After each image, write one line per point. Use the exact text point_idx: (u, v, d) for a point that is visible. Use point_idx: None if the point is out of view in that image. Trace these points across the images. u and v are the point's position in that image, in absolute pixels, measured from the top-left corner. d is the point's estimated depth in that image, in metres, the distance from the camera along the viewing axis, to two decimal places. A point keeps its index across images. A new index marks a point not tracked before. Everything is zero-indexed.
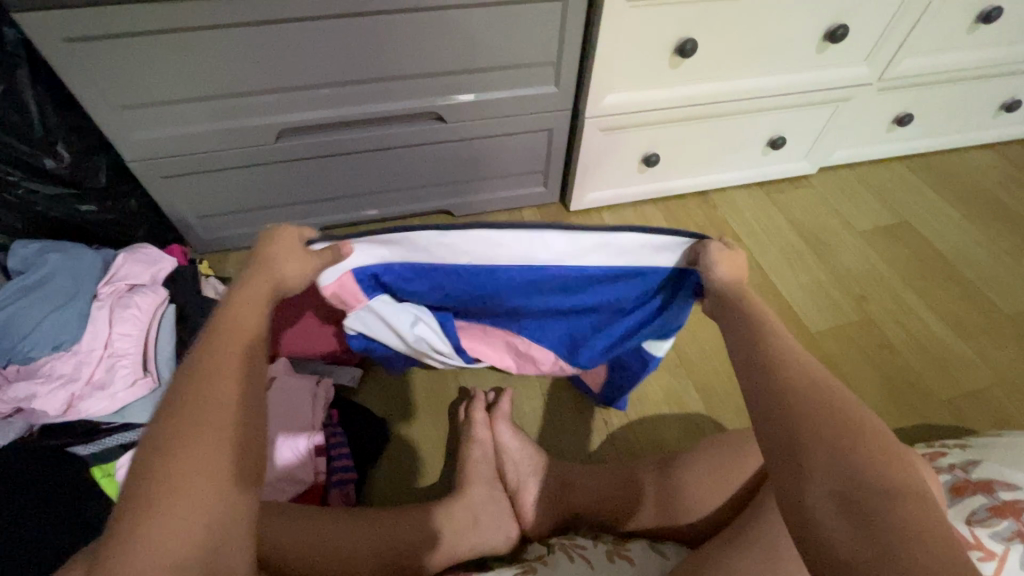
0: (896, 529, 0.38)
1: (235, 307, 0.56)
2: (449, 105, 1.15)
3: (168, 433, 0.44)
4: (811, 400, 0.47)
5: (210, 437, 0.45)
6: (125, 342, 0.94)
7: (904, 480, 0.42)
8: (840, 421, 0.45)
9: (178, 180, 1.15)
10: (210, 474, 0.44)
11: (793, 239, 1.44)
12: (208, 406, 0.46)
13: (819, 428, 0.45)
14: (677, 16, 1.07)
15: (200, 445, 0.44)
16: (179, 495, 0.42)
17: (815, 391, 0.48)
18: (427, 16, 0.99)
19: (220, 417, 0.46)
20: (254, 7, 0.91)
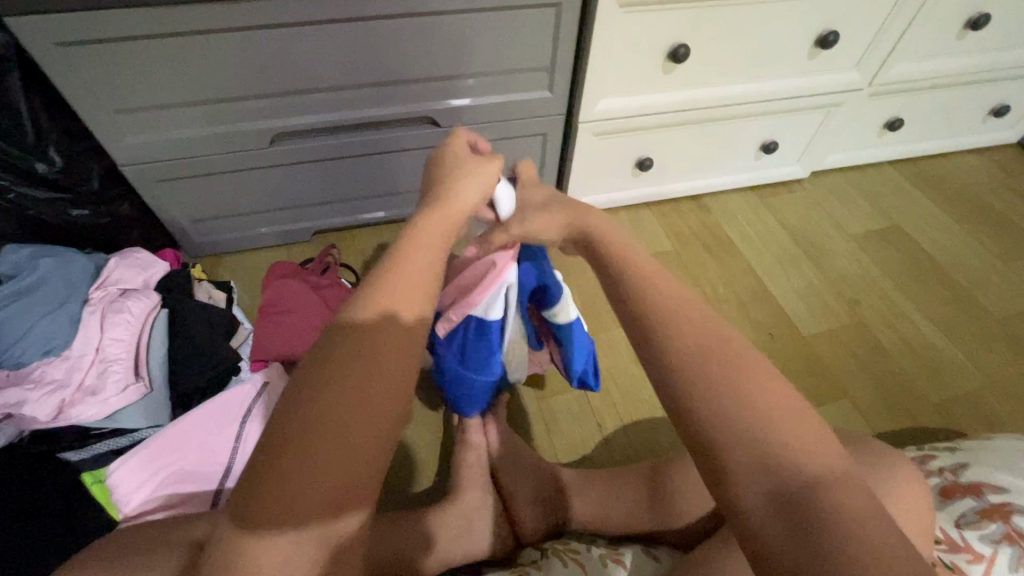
0: (821, 534, 0.34)
1: (404, 239, 0.46)
2: (443, 110, 1.16)
3: (312, 415, 0.36)
4: (715, 398, 0.40)
5: (336, 449, 0.35)
6: (117, 347, 0.94)
7: (832, 464, 0.38)
8: (753, 417, 0.39)
9: (171, 184, 1.15)
10: (327, 451, 0.35)
11: (785, 243, 1.45)
12: (353, 392, 0.36)
13: (731, 429, 0.39)
14: (670, 22, 1.08)
15: (330, 415, 0.36)
16: (281, 464, 0.35)
17: (719, 381, 0.40)
18: (422, 22, 0.99)
19: (346, 430, 0.36)
20: (249, 12, 0.91)
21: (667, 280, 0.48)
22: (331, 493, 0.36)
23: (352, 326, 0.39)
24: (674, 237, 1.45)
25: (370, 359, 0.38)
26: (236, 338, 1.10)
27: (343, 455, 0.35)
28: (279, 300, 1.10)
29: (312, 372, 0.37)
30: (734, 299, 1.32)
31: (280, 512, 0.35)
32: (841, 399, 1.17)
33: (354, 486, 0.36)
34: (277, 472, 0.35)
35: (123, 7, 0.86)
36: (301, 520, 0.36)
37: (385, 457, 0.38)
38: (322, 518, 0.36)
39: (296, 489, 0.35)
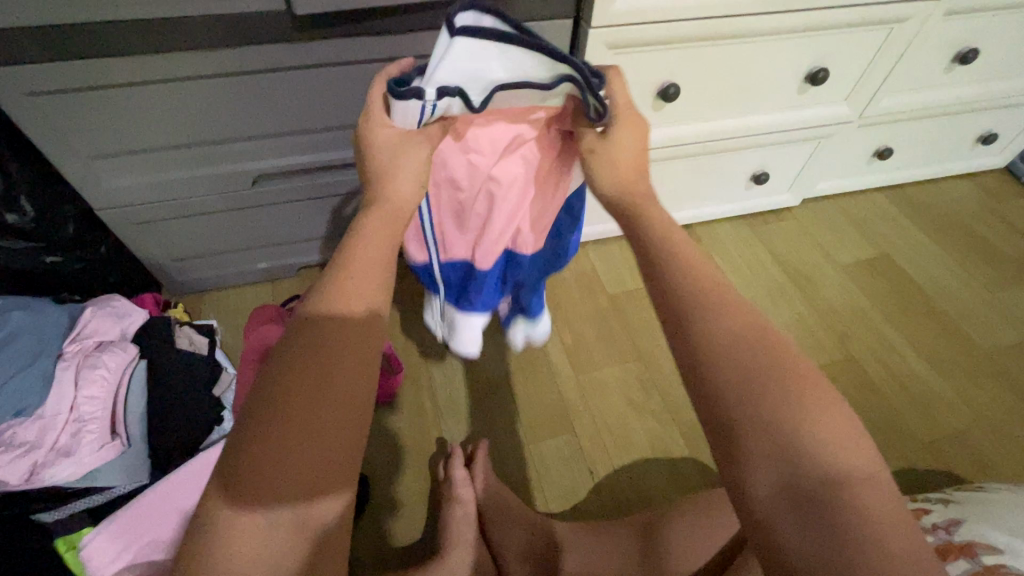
0: (844, 533, 0.37)
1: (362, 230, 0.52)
2: None
3: (270, 414, 0.40)
4: (744, 386, 0.42)
5: (302, 455, 0.40)
6: (93, 404, 0.91)
7: (860, 466, 0.39)
8: (787, 411, 0.41)
9: (151, 226, 1.12)
10: (304, 430, 0.40)
11: (777, 274, 1.44)
12: (316, 380, 0.42)
13: (763, 417, 0.41)
14: (660, 62, 1.07)
15: (296, 404, 0.40)
16: (267, 445, 0.39)
17: (757, 372, 0.42)
18: (407, 65, 0.96)
19: (308, 435, 0.40)
20: (226, 59, 0.88)
21: (701, 265, 0.50)
22: (310, 470, 0.40)
23: (309, 330, 0.44)
24: None
25: (324, 354, 0.43)
26: (218, 385, 1.08)
27: (314, 434, 0.40)
28: (260, 348, 1.06)
29: (283, 371, 0.42)
30: None
31: (245, 498, 0.39)
32: None
33: (321, 475, 0.41)
34: (256, 453, 0.39)
35: (94, 58, 0.83)
36: (281, 498, 0.40)
37: (350, 447, 0.42)
38: (294, 499, 0.40)
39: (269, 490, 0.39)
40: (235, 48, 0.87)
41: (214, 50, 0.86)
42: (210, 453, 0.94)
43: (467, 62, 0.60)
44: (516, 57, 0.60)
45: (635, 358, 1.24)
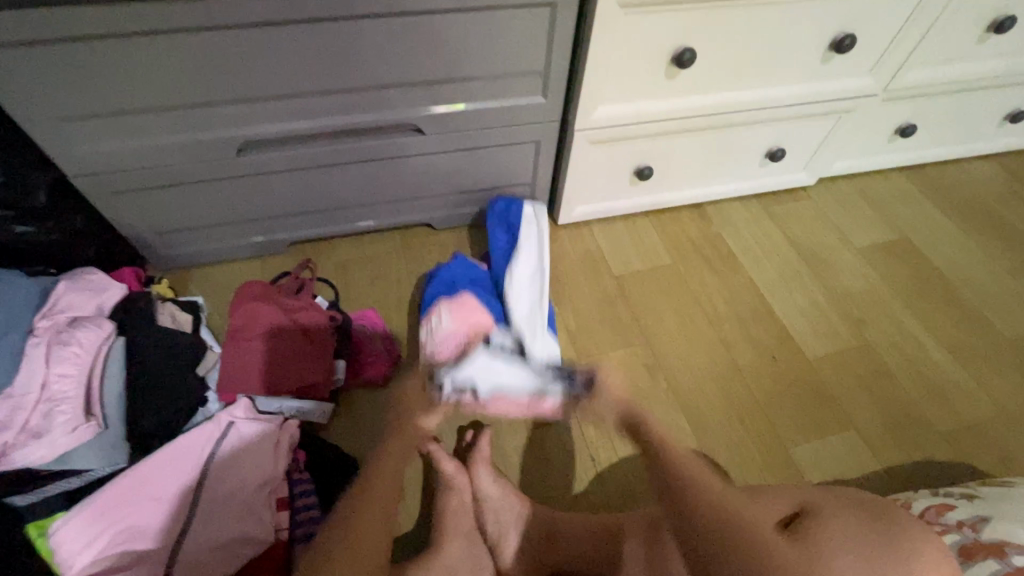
0: None
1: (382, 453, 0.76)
2: (428, 117, 1.06)
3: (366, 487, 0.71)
4: (713, 511, 0.68)
5: (365, 527, 0.68)
6: (65, 384, 0.85)
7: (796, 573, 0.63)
8: (742, 528, 0.67)
9: (132, 195, 1.06)
10: (386, 495, 0.72)
11: (791, 257, 1.37)
12: (389, 473, 0.74)
13: (725, 537, 0.66)
14: (677, 24, 0.99)
15: (380, 489, 0.72)
16: (366, 505, 0.70)
17: (727, 513, 0.68)
18: (403, 21, 0.90)
19: (374, 515, 0.69)
20: (206, 10, 0.81)
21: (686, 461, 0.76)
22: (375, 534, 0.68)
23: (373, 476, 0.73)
24: (673, 249, 1.37)
25: (391, 470, 0.74)
26: (202, 365, 1.01)
27: (391, 494, 0.73)
28: (247, 324, 0.99)
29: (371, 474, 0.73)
30: (733, 317, 1.24)
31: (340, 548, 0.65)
32: (846, 431, 1.10)
33: (383, 534, 0.69)
34: (351, 521, 0.68)
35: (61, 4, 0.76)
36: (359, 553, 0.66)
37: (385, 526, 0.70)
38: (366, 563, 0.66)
39: (377, 483, 0.72)
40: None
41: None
42: (189, 436, 0.85)
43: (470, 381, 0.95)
44: (516, 372, 1.00)
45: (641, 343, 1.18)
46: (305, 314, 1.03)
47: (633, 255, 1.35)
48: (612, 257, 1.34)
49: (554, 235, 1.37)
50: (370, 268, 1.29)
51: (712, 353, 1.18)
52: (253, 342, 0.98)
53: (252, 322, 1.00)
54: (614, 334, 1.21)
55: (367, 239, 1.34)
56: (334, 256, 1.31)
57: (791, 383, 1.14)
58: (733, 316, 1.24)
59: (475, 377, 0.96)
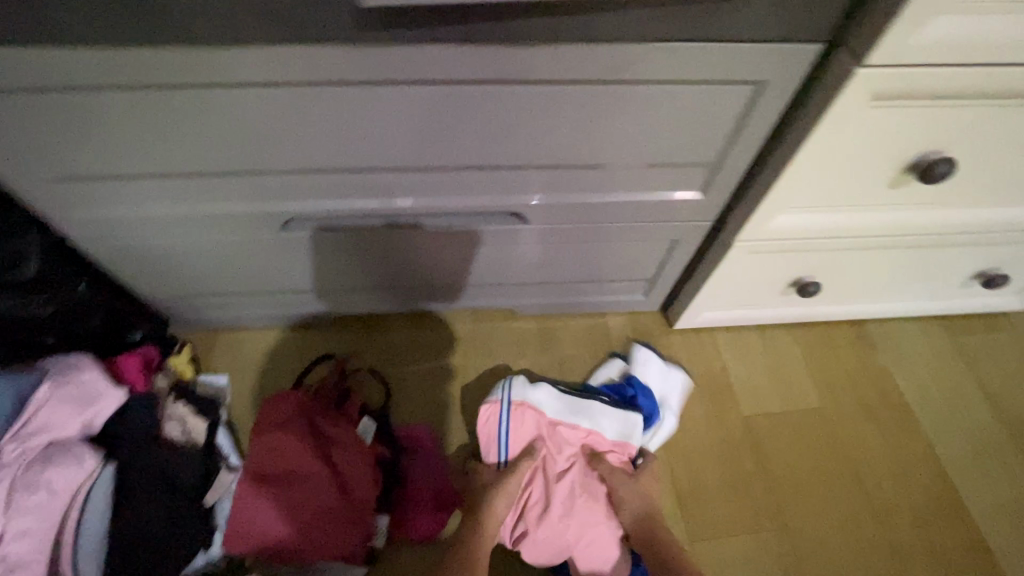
0: None
1: None
2: (536, 207, 0.78)
3: None
4: None
5: None
6: (27, 541, 0.64)
7: None
8: None
9: (150, 261, 0.84)
10: None
11: (986, 420, 1.01)
12: None
13: None
14: (941, 124, 0.65)
15: None
16: None
17: None
18: (534, 93, 0.61)
19: None
20: (256, 58, 0.55)
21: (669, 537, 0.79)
22: None
23: None
24: (822, 383, 1.04)
25: None
26: (212, 492, 0.80)
27: None
28: (268, 459, 0.76)
29: None
30: (904, 505, 0.92)
31: None
32: None
33: None
34: None
35: (61, 42, 0.52)
36: None
37: None
38: None
39: None
40: (266, 48, 0.55)
41: (241, 46, 0.54)
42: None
43: (539, 394, 0.89)
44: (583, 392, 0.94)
45: (772, 528, 0.90)
46: (343, 452, 0.78)
47: (768, 386, 1.02)
48: (740, 385, 1.03)
49: (665, 340, 1.07)
50: (429, 359, 1.03)
51: (868, 551, 0.89)
52: (264, 475, 0.75)
53: (268, 446, 0.76)
54: (740, 505, 0.91)
55: (430, 320, 1.07)
56: (388, 336, 1.04)
57: None
58: (901, 503, 0.92)
59: (551, 388, 0.90)
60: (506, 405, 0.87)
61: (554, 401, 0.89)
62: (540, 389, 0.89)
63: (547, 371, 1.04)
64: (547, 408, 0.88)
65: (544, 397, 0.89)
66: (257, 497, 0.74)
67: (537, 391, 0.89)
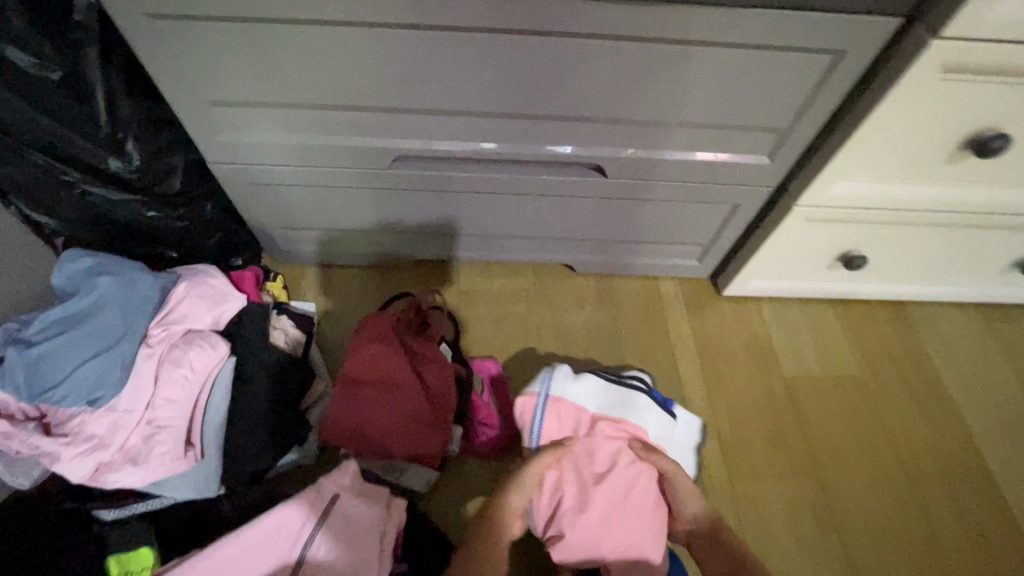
0: None
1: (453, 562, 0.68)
2: (618, 160, 0.87)
3: None
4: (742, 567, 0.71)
5: None
6: (170, 409, 0.77)
7: None
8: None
9: (265, 189, 0.94)
10: None
11: (1019, 402, 1.06)
12: None
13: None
14: (1002, 101, 0.71)
15: None
16: None
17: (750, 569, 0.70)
18: (637, 49, 0.69)
19: None
20: (405, 3, 0.64)
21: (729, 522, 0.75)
22: None
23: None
24: (860, 355, 1.10)
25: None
26: (307, 394, 0.92)
27: None
28: (365, 368, 0.86)
29: None
30: (934, 469, 0.99)
31: None
32: None
33: None
34: None
35: None
36: None
37: None
38: None
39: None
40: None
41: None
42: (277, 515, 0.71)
43: (580, 387, 0.76)
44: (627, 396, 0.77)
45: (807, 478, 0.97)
46: (430, 367, 0.89)
47: (809, 353, 1.09)
48: (782, 351, 1.10)
49: (713, 305, 1.15)
50: (495, 304, 1.13)
51: (899, 506, 0.95)
52: (356, 381, 0.86)
53: (360, 357, 0.87)
54: (781, 455, 0.98)
55: (497, 269, 1.17)
56: (459, 281, 1.15)
57: None
58: (931, 467, 0.99)
59: (597, 379, 0.77)
60: (543, 398, 0.75)
61: (597, 395, 0.77)
62: (585, 379, 0.77)
63: (601, 324, 1.12)
64: (590, 403, 0.76)
65: (586, 389, 0.76)
66: (348, 399, 0.84)
67: (580, 381, 0.76)
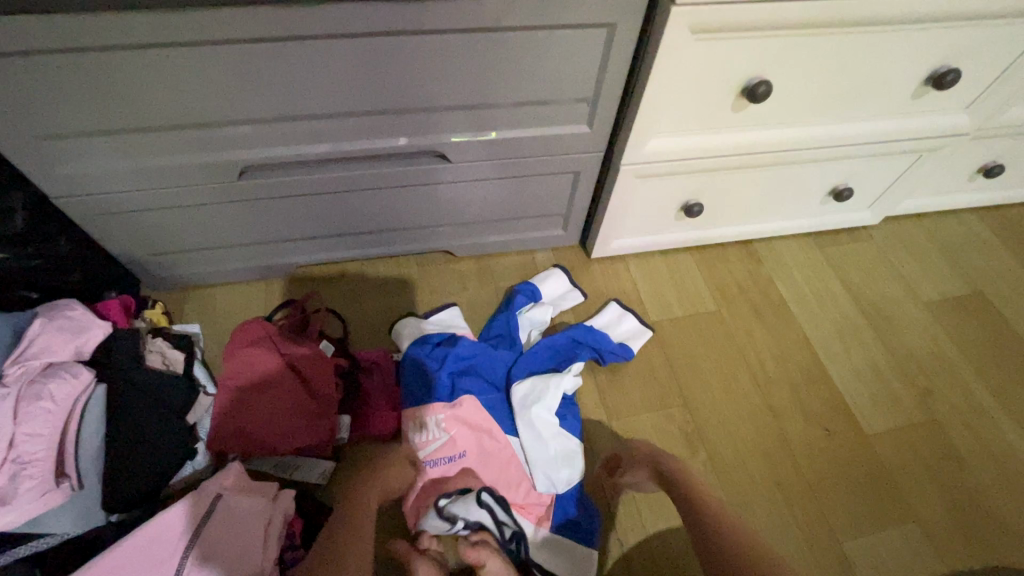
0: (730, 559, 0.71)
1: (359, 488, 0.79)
2: (456, 145, 0.95)
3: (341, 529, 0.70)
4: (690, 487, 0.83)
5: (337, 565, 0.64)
6: (37, 444, 0.75)
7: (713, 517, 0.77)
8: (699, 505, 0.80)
9: (123, 217, 0.96)
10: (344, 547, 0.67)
11: (849, 310, 1.23)
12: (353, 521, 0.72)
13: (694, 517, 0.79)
14: (754, 51, 0.84)
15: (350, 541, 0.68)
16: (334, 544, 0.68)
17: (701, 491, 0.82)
18: (438, 41, 0.78)
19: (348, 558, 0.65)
20: (211, 20, 0.70)
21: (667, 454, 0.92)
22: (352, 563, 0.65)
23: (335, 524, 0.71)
24: (716, 292, 1.23)
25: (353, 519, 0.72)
26: (192, 413, 0.93)
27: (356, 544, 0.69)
28: (243, 374, 0.89)
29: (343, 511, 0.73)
30: (785, 382, 1.12)
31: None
32: (909, 525, 0.99)
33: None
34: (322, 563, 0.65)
35: (48, 15, 0.66)
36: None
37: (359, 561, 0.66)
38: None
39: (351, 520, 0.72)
40: (218, 9, 0.69)
41: (195, 7, 0.68)
42: (158, 519, 0.72)
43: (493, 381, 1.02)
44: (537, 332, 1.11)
45: (678, 406, 1.07)
46: (309, 364, 0.92)
47: (670, 298, 1.21)
48: (649, 300, 1.21)
49: (585, 269, 1.25)
50: (382, 299, 1.17)
51: (758, 420, 1.07)
52: (235, 390, 0.88)
53: (238, 366, 0.89)
54: (653, 391, 1.09)
55: (379, 265, 1.22)
56: (345, 282, 1.19)
57: (849, 470, 1.03)
58: (782, 379, 1.13)
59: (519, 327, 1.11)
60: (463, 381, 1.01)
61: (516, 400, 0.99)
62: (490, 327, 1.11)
63: (485, 301, 1.19)
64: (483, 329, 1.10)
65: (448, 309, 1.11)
66: (230, 408, 0.87)
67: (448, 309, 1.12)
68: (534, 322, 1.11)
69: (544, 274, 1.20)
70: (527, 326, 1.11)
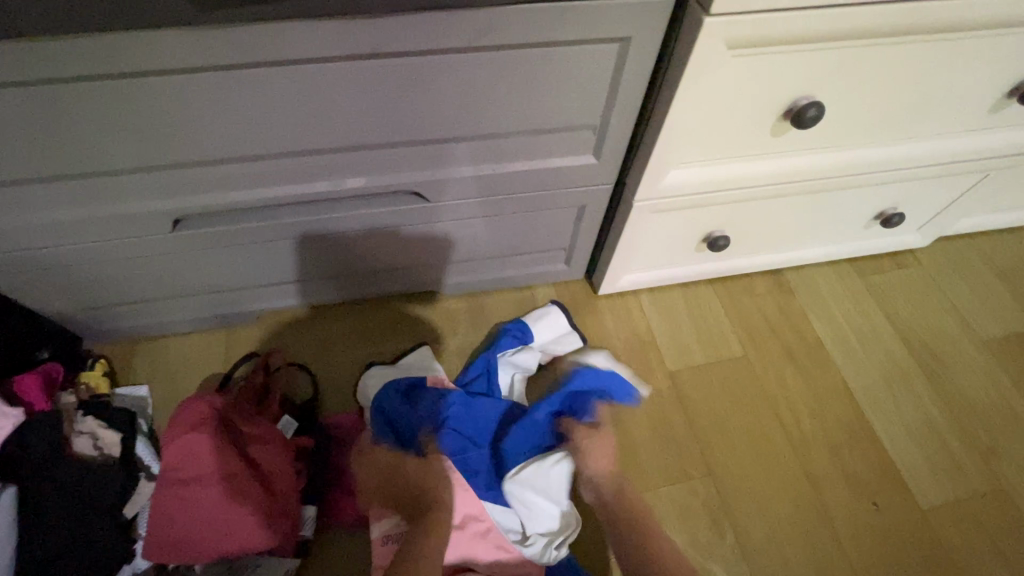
0: None
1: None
2: (436, 182, 0.78)
3: None
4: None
5: None
6: None
7: None
8: None
9: (44, 274, 0.81)
10: None
11: (897, 352, 1.06)
12: None
13: None
14: (803, 66, 0.68)
15: None
16: None
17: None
18: (405, 64, 0.62)
19: None
20: (116, 46, 0.55)
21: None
22: None
23: None
24: (743, 333, 1.07)
25: None
26: (131, 504, 0.78)
27: None
28: (186, 463, 0.75)
29: None
30: (824, 442, 0.97)
31: None
32: None
33: None
34: None
35: None
36: None
37: None
38: None
39: None
40: (123, 33, 0.54)
41: (91, 34, 0.54)
42: None
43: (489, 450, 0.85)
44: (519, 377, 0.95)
45: (700, 475, 0.93)
46: (263, 449, 0.79)
47: (691, 341, 1.05)
48: (666, 344, 1.05)
49: (593, 307, 1.08)
50: (358, 349, 1.01)
51: (795, 493, 0.92)
52: (176, 485, 0.74)
53: (178, 457, 0.75)
54: (671, 456, 0.94)
55: (354, 308, 1.05)
56: (314, 329, 1.03)
57: (902, 552, 0.89)
58: (821, 438, 0.97)
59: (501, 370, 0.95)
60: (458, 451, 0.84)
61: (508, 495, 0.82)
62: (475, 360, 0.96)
63: (476, 348, 1.03)
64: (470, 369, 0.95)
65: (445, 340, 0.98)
66: (172, 506, 0.74)
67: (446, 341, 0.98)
68: (517, 367, 0.96)
69: (539, 312, 1.01)
70: (509, 370, 0.95)
